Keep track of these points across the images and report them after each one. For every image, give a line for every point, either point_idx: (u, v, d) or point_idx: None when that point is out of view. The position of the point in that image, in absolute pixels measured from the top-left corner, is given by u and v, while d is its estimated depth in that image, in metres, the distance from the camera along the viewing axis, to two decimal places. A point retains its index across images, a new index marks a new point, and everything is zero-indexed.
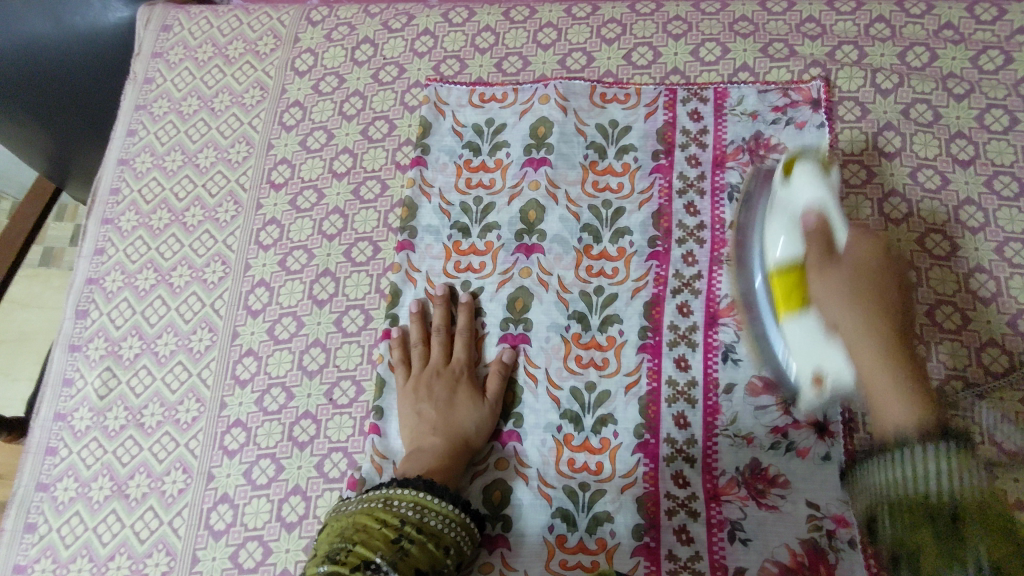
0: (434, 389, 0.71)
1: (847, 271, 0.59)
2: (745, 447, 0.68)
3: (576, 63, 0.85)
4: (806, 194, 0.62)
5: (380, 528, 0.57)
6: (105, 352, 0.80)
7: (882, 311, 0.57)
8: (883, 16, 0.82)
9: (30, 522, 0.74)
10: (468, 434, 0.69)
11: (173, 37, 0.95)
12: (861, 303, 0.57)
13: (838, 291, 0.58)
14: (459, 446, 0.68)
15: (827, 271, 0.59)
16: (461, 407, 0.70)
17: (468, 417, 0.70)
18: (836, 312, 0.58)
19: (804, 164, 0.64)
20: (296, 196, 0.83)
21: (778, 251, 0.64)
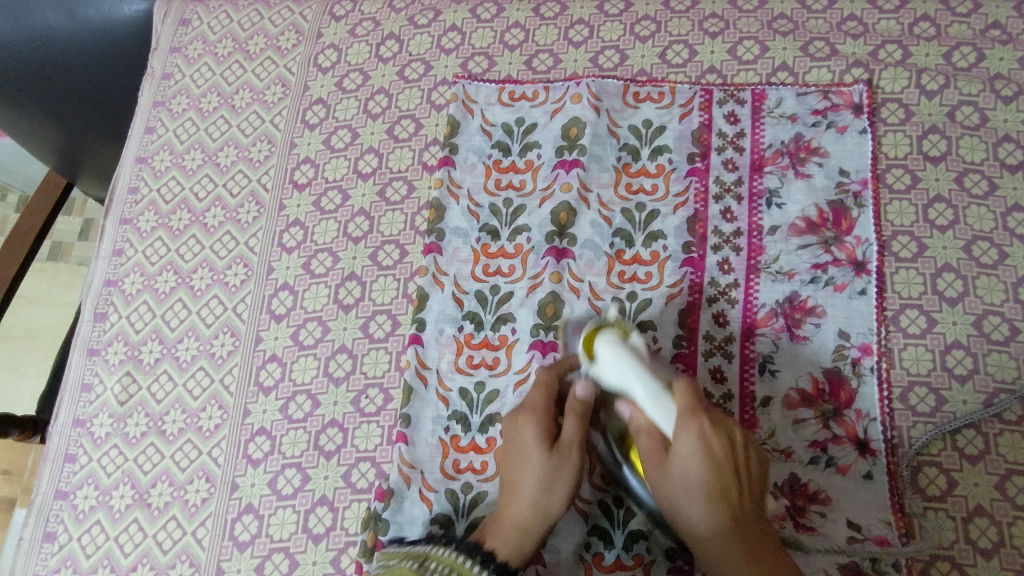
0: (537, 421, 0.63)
1: (691, 459, 0.57)
2: (784, 462, 0.66)
3: (609, 62, 0.83)
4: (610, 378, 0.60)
5: (405, 573, 0.56)
6: (124, 356, 0.78)
7: (725, 491, 0.58)
8: (927, 15, 0.80)
9: (49, 531, 0.72)
10: (552, 484, 0.61)
11: (192, 31, 0.93)
12: (711, 489, 0.57)
13: (688, 480, 0.58)
14: (538, 503, 0.61)
15: (677, 447, 0.58)
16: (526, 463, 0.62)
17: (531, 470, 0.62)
18: (689, 472, 0.58)
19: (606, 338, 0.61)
20: (320, 197, 0.81)
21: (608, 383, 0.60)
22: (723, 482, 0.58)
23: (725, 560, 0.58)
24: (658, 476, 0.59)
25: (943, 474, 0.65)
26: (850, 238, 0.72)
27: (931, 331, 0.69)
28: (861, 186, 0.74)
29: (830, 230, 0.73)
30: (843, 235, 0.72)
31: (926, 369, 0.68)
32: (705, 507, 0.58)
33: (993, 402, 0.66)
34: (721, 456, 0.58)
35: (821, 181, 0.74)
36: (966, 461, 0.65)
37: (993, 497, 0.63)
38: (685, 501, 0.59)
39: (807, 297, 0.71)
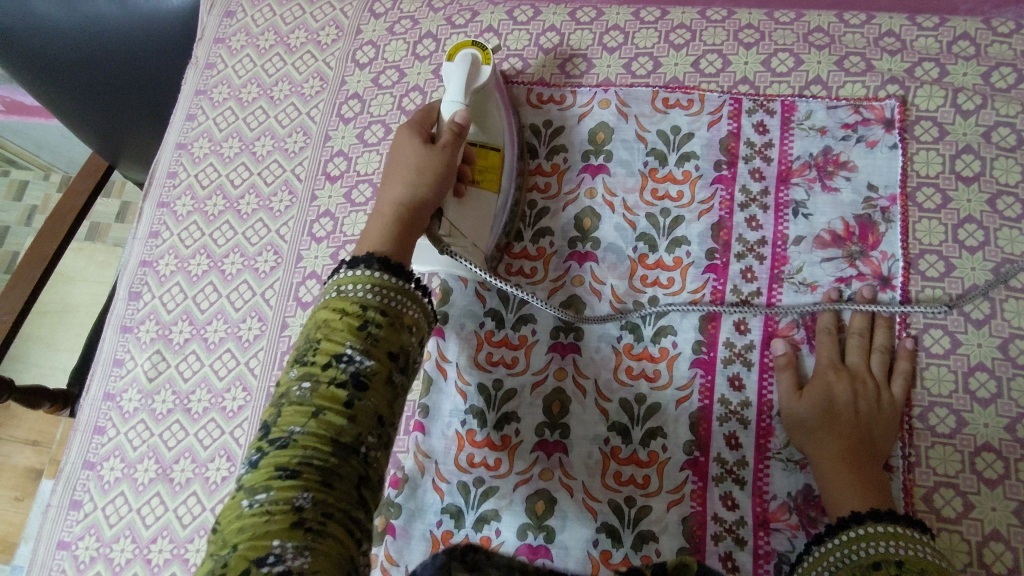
0: (409, 130, 0.67)
1: (419, 151, 0.64)
2: (799, 473, 0.66)
3: (642, 68, 0.83)
4: (454, 80, 0.71)
5: (313, 391, 0.47)
6: (155, 335, 0.80)
7: (423, 159, 0.64)
8: (967, 33, 0.79)
9: (76, 499, 0.75)
10: (423, 168, 0.63)
11: (236, 23, 0.96)
12: (414, 167, 0.63)
13: (409, 150, 0.65)
14: (410, 185, 0.62)
15: (412, 131, 0.67)
16: (400, 152, 0.65)
17: (407, 156, 0.64)
18: (407, 153, 0.64)
19: (466, 49, 0.73)
20: (351, 189, 0.83)
21: (479, 74, 0.72)
22: (402, 161, 0.64)
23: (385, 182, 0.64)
24: (407, 133, 0.67)
25: (960, 497, 0.64)
26: (875, 253, 0.72)
27: (955, 352, 0.68)
28: (889, 202, 0.73)
29: (855, 244, 0.72)
30: (869, 249, 0.72)
31: (948, 389, 0.67)
32: (396, 163, 0.64)
33: (1016, 428, 0.65)
34: (422, 151, 0.64)
35: (849, 195, 0.74)
36: (984, 484, 0.64)
37: (1010, 523, 0.63)
38: (394, 164, 0.65)
39: None
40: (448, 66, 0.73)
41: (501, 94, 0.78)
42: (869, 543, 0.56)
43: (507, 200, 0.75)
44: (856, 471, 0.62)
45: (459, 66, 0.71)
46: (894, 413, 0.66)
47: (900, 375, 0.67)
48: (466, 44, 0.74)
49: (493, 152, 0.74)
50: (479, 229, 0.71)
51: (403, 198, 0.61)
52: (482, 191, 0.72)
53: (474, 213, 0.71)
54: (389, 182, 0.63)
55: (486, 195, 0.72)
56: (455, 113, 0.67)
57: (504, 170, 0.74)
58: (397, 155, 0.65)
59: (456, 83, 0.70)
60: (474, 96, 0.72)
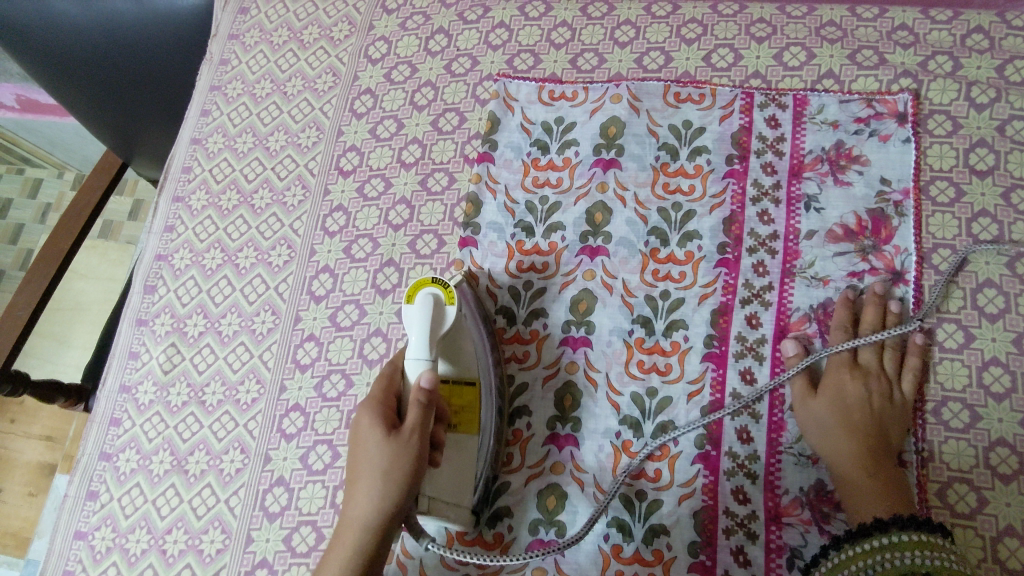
0: (372, 414, 0.60)
1: (383, 447, 0.57)
2: (811, 468, 0.66)
3: (654, 63, 0.83)
4: (411, 321, 0.64)
5: None
6: (170, 328, 0.81)
7: (393, 461, 0.57)
8: (981, 27, 0.78)
9: (92, 489, 0.75)
10: (389, 474, 0.56)
11: (250, 20, 0.97)
12: (371, 482, 0.57)
13: (371, 446, 0.58)
14: (377, 495, 0.56)
15: (376, 432, 0.58)
16: (355, 492, 0.58)
17: (370, 449, 0.58)
18: (371, 456, 0.57)
19: (426, 292, 0.65)
20: (364, 184, 0.83)
21: (445, 319, 0.64)
22: (365, 455, 0.58)
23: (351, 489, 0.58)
24: (366, 434, 0.59)
25: (974, 492, 0.64)
26: (888, 247, 0.72)
27: (969, 347, 0.68)
28: (902, 196, 0.73)
29: (868, 237, 0.72)
30: (881, 243, 0.72)
31: (961, 384, 0.67)
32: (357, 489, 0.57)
33: None
34: (392, 454, 0.57)
35: (862, 189, 0.74)
36: (998, 479, 0.64)
37: None
38: (359, 466, 0.58)
39: None
40: (407, 309, 0.65)
41: (467, 303, 0.71)
42: (893, 553, 0.56)
43: (490, 432, 0.68)
44: (877, 472, 0.63)
45: (420, 313, 0.64)
46: (906, 412, 0.66)
47: (911, 372, 0.67)
48: (425, 279, 0.66)
49: (468, 386, 0.66)
50: (461, 485, 0.64)
51: (366, 518, 0.56)
52: (461, 437, 0.65)
53: (454, 469, 0.64)
54: (353, 504, 0.57)
55: (463, 439, 0.65)
56: (422, 378, 0.61)
57: (483, 403, 0.69)
58: (361, 444, 0.59)
59: (417, 331, 0.63)
60: (440, 341, 0.65)
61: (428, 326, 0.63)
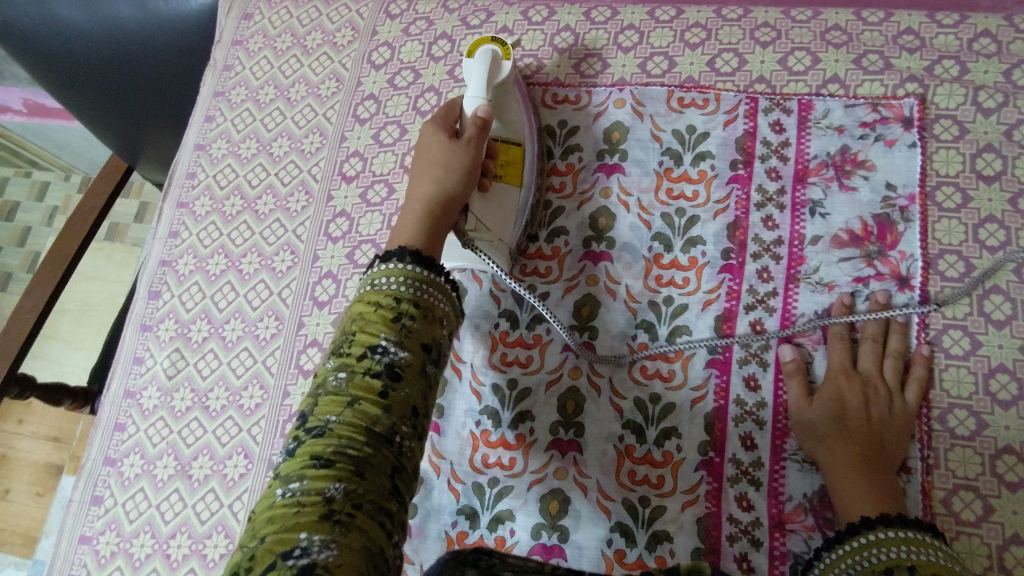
0: (432, 121, 0.68)
1: (448, 142, 0.65)
2: (815, 475, 0.66)
3: (657, 68, 0.83)
4: (469, 97, 0.73)
5: (353, 386, 0.47)
6: (174, 333, 0.81)
7: (448, 154, 0.64)
8: (988, 31, 0.78)
9: (97, 494, 0.76)
10: (448, 165, 0.64)
11: (254, 25, 0.97)
12: (443, 163, 0.64)
13: (430, 142, 0.66)
14: (438, 180, 0.63)
15: (436, 129, 0.67)
16: (422, 168, 0.65)
17: (434, 143, 0.66)
18: (419, 181, 0.64)
19: (483, 50, 0.75)
20: (367, 189, 0.83)
21: (497, 97, 0.74)
22: (424, 160, 0.65)
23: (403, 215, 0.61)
24: (431, 130, 0.67)
25: (980, 500, 0.63)
26: (894, 253, 0.71)
27: (975, 353, 0.67)
28: (907, 201, 0.72)
29: (873, 243, 0.72)
30: (887, 249, 0.71)
31: (967, 391, 0.67)
32: (422, 171, 0.64)
33: None
34: (449, 142, 0.65)
35: (867, 195, 0.73)
36: (1005, 488, 0.63)
37: None
38: (420, 163, 0.65)
39: None
40: (469, 62, 0.75)
41: (523, 90, 0.79)
42: (880, 549, 0.55)
43: (531, 195, 0.75)
44: (869, 477, 0.61)
45: (480, 62, 0.74)
46: (907, 420, 0.65)
47: (915, 382, 0.66)
48: (483, 40, 0.78)
49: (515, 146, 0.75)
50: (504, 223, 0.72)
51: (426, 196, 0.62)
52: (506, 185, 0.73)
53: (497, 206, 0.71)
54: (419, 180, 0.64)
55: (506, 188, 0.73)
56: (480, 108, 0.69)
57: (524, 162, 0.75)
58: (424, 145, 0.66)
59: (476, 80, 0.73)
60: (492, 90, 0.74)
61: (484, 86, 0.73)
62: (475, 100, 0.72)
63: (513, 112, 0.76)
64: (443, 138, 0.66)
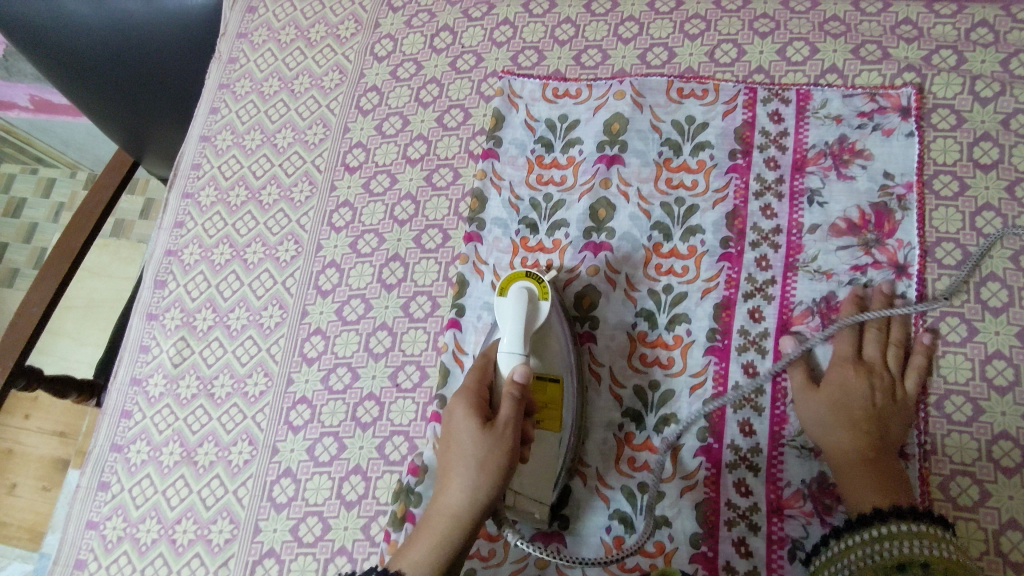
0: (464, 407, 0.62)
1: (482, 433, 0.59)
2: (813, 460, 0.67)
3: (657, 59, 0.84)
4: (505, 314, 0.67)
5: None
6: (180, 322, 0.82)
7: (485, 455, 0.59)
8: (985, 21, 0.78)
9: (104, 480, 0.77)
10: (483, 465, 0.58)
11: (258, 18, 0.98)
12: (480, 466, 0.58)
13: (464, 435, 0.60)
14: (470, 486, 0.58)
15: (471, 418, 0.61)
16: (450, 478, 0.60)
17: (465, 446, 0.60)
18: (460, 472, 0.59)
19: (518, 285, 0.68)
20: (370, 179, 0.84)
21: (539, 313, 0.67)
22: (450, 473, 0.60)
23: (430, 512, 0.60)
24: (460, 430, 0.61)
25: (976, 485, 0.64)
26: (891, 240, 0.72)
27: (972, 340, 0.68)
28: (905, 189, 0.73)
29: (871, 231, 0.72)
30: (884, 237, 0.72)
31: (964, 377, 0.67)
32: (450, 491, 0.59)
33: None
34: (488, 442, 0.59)
35: (865, 183, 0.74)
36: (1001, 472, 0.64)
37: None
38: (449, 441, 0.62)
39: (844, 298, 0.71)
40: (501, 301, 0.68)
41: (561, 321, 0.71)
42: (891, 543, 0.57)
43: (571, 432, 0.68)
44: (877, 468, 0.62)
45: (516, 305, 0.66)
46: (908, 408, 0.65)
47: (915, 370, 0.67)
48: (517, 275, 0.69)
49: (551, 384, 0.67)
50: (542, 485, 0.65)
51: (459, 508, 0.58)
52: (545, 434, 0.66)
53: (541, 470, 0.65)
54: (448, 495, 0.59)
55: (545, 436, 0.66)
56: (515, 372, 0.63)
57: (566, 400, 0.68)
58: (453, 446, 0.61)
59: (512, 324, 0.66)
60: (533, 335, 0.68)
61: (524, 317, 0.66)
62: (513, 324, 0.66)
63: (552, 343, 0.68)
64: (473, 434, 0.60)
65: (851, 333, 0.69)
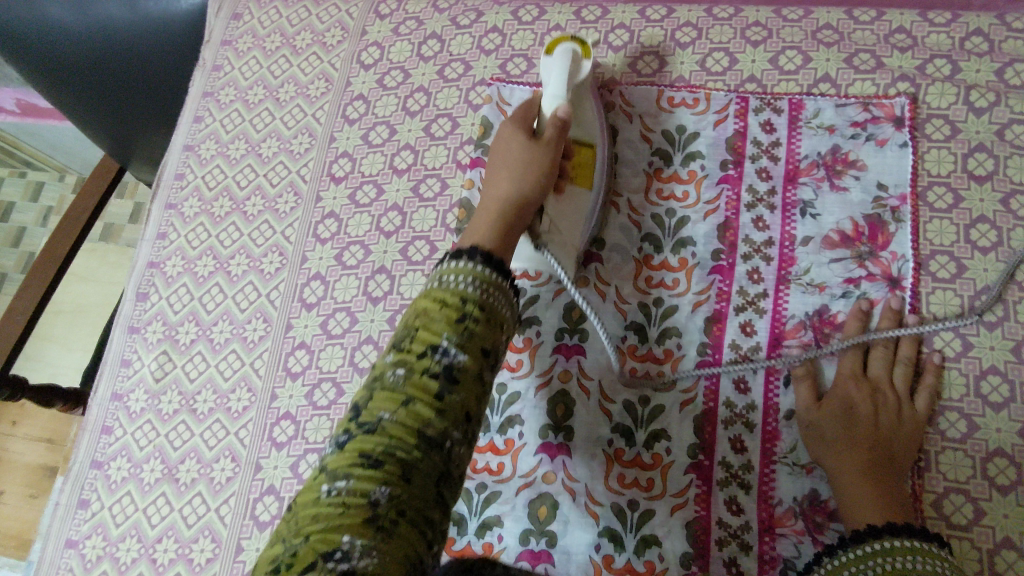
0: (512, 121, 0.66)
1: (531, 146, 0.63)
2: (804, 477, 0.65)
3: (648, 67, 0.82)
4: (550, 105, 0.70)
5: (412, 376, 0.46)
6: (162, 335, 0.81)
7: (534, 157, 0.63)
8: (980, 30, 0.77)
9: (84, 498, 0.75)
10: (529, 163, 0.63)
11: (244, 25, 0.96)
12: (526, 171, 0.62)
13: (512, 149, 0.64)
14: (518, 180, 0.61)
15: (521, 130, 0.65)
16: (500, 176, 0.63)
17: (517, 149, 0.64)
18: (508, 179, 0.62)
19: (564, 44, 0.73)
20: (356, 190, 0.83)
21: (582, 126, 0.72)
22: (504, 157, 0.64)
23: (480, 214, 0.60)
24: (511, 140, 0.65)
25: (970, 503, 0.63)
26: (885, 253, 0.71)
27: (966, 355, 0.67)
28: (899, 201, 0.72)
29: (865, 244, 0.71)
30: (878, 249, 0.71)
31: (959, 393, 0.66)
32: (503, 175, 0.62)
33: None
34: (535, 150, 0.63)
35: (858, 194, 0.73)
36: (996, 491, 0.63)
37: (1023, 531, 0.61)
38: (497, 166, 0.65)
39: (837, 312, 0.70)
40: (547, 59, 0.73)
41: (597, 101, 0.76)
42: (888, 558, 0.54)
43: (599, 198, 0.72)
44: (878, 488, 0.60)
45: (562, 59, 0.71)
46: (915, 430, 0.64)
47: (925, 390, 0.66)
48: (562, 40, 0.75)
49: (586, 146, 0.71)
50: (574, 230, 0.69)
51: (511, 193, 0.61)
52: (577, 188, 0.70)
53: (570, 209, 0.69)
54: (499, 184, 0.62)
55: (577, 191, 0.70)
56: (559, 108, 0.65)
57: (596, 165, 0.72)
58: (503, 145, 0.65)
59: (557, 77, 0.69)
60: (574, 89, 0.72)
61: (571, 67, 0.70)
62: (559, 77, 0.70)
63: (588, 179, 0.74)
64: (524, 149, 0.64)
65: (858, 352, 0.68)
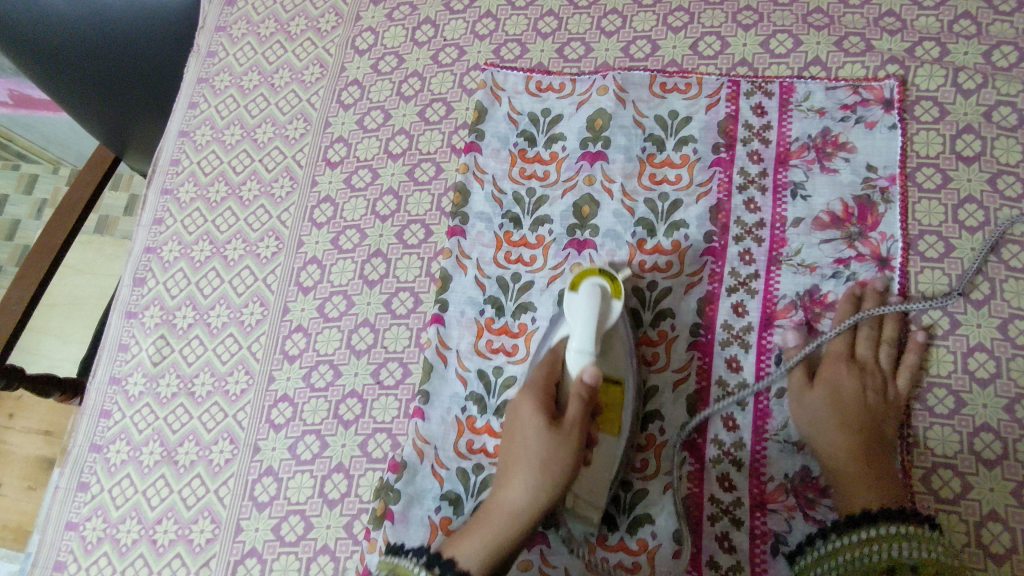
0: (532, 402, 0.63)
1: (539, 473, 0.60)
2: (796, 454, 0.67)
3: (640, 52, 0.83)
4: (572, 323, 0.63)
5: None
6: (159, 320, 0.81)
7: (546, 468, 0.59)
8: (968, 12, 0.78)
9: (84, 481, 0.76)
10: (546, 468, 0.59)
11: (237, 11, 0.97)
12: (538, 492, 0.59)
13: (528, 446, 0.61)
14: (530, 489, 0.59)
15: (536, 426, 0.61)
16: (512, 475, 0.61)
17: (530, 444, 0.61)
18: (517, 491, 0.60)
19: (591, 280, 0.64)
20: (351, 175, 0.83)
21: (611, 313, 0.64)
22: (517, 465, 0.61)
23: (485, 521, 0.59)
24: (525, 442, 0.61)
25: (957, 477, 0.64)
26: (874, 233, 0.72)
27: (954, 333, 0.68)
28: (888, 182, 0.73)
29: (854, 225, 0.72)
30: (867, 230, 0.72)
31: (946, 370, 0.67)
32: (514, 483, 0.60)
33: (1015, 408, 0.65)
34: (549, 462, 0.59)
35: (848, 176, 0.74)
36: (982, 465, 0.64)
37: (1008, 504, 0.63)
38: (515, 437, 0.63)
39: (828, 291, 0.71)
40: (572, 297, 0.64)
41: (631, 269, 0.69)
42: (880, 545, 0.57)
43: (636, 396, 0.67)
44: (869, 468, 0.62)
45: (587, 305, 0.62)
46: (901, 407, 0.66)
47: (907, 368, 0.67)
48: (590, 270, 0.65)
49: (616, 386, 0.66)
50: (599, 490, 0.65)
51: (518, 507, 0.59)
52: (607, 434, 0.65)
53: (599, 472, 0.64)
54: (509, 490, 0.60)
55: (605, 440, 0.65)
56: (584, 373, 0.60)
57: (625, 402, 0.66)
58: (517, 444, 0.62)
59: (584, 327, 0.62)
60: (603, 333, 0.64)
61: (598, 316, 0.62)
62: (584, 329, 0.62)
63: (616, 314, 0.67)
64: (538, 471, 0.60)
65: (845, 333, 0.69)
